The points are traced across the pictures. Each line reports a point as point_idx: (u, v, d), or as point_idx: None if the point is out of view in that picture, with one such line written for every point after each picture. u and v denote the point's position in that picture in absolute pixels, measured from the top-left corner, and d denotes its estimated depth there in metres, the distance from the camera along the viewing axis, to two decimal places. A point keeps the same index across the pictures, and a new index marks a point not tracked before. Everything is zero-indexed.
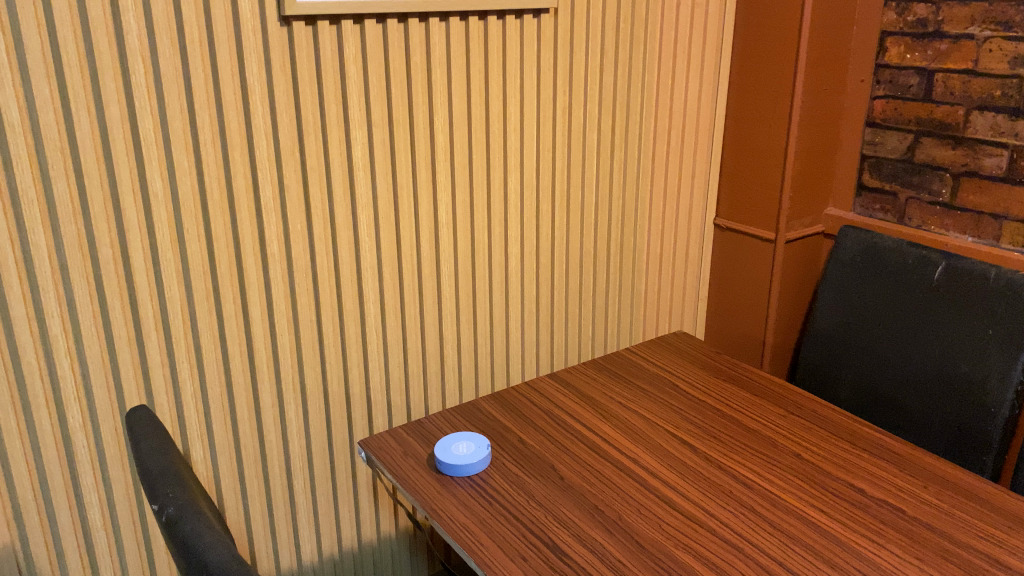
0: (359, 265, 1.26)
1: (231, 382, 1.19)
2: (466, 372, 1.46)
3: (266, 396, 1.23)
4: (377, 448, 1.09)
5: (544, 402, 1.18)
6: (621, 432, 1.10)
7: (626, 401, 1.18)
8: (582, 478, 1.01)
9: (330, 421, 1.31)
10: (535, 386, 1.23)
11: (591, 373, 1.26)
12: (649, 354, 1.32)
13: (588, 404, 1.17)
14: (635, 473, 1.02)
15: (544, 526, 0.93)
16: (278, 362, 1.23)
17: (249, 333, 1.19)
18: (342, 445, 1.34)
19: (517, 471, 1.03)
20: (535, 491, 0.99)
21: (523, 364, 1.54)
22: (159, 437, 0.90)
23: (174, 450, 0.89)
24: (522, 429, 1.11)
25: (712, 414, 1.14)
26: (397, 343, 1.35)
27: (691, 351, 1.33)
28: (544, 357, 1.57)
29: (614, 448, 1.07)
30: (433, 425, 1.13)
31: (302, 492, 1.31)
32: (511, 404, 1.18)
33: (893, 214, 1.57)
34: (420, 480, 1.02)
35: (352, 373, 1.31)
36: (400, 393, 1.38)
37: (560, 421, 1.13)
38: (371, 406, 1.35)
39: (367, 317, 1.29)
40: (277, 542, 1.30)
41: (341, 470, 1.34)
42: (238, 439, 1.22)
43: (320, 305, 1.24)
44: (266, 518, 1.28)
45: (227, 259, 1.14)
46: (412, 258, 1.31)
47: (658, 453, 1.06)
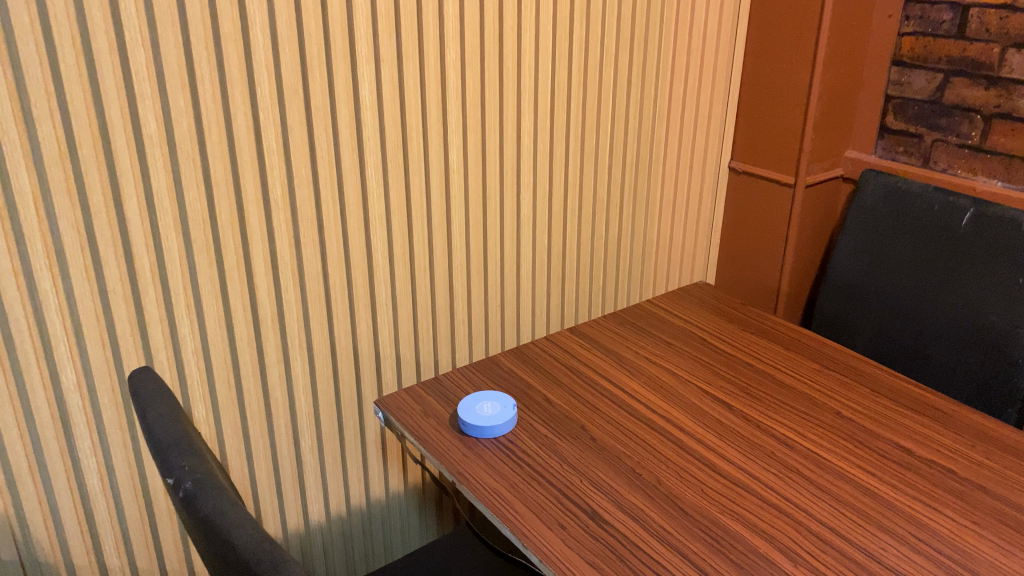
0: (368, 212, 1.18)
1: (234, 339, 1.12)
2: (476, 326, 1.39)
3: (271, 352, 1.16)
4: (395, 408, 1.02)
5: (568, 359, 1.12)
6: (653, 390, 1.04)
7: (653, 356, 1.12)
8: (616, 439, 0.95)
9: (337, 377, 1.25)
10: (555, 340, 1.17)
11: (613, 326, 1.20)
12: (671, 306, 1.27)
13: (613, 359, 1.11)
14: (672, 435, 0.96)
15: (580, 491, 0.88)
16: (283, 316, 1.15)
17: (253, 286, 1.11)
18: (350, 402, 1.27)
19: (547, 432, 0.97)
20: (568, 454, 0.93)
21: (534, 319, 1.49)
22: (166, 403, 0.83)
23: (184, 417, 0.82)
24: (547, 387, 1.05)
25: (745, 369, 1.09)
26: (407, 295, 1.28)
27: (716, 303, 1.28)
28: (554, 311, 1.51)
29: (647, 406, 1.01)
30: (453, 383, 1.07)
31: (309, 451, 1.25)
32: (531, 361, 1.12)
33: (917, 157, 1.51)
34: (444, 441, 0.96)
35: (361, 326, 1.24)
36: (409, 347, 1.32)
37: (586, 378, 1.07)
38: (380, 361, 1.28)
39: (376, 268, 1.22)
40: (284, 501, 1.25)
41: (349, 427, 1.28)
42: (242, 398, 1.15)
43: (326, 255, 1.16)
44: (272, 480, 1.22)
45: (229, 207, 1.05)
46: (422, 204, 1.23)
47: (694, 412, 1.00)
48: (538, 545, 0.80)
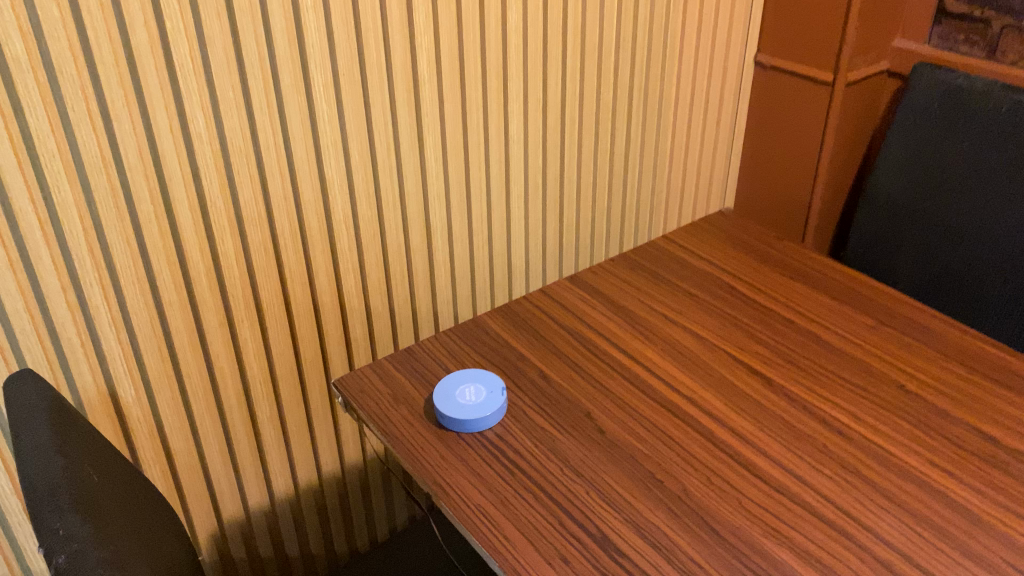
0: (317, 140, 0.96)
1: (161, 303, 0.91)
2: (460, 266, 1.19)
3: (210, 316, 0.96)
4: (357, 391, 0.83)
5: (568, 319, 0.92)
6: (673, 361, 0.85)
7: (672, 313, 0.92)
8: (630, 432, 0.77)
9: (295, 336, 1.05)
10: (552, 293, 0.97)
11: (621, 271, 1.00)
12: (692, 242, 1.06)
13: (623, 318, 0.92)
14: (698, 424, 0.78)
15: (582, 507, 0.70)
16: (221, 272, 0.95)
17: (178, 239, 0.90)
18: (312, 362, 1.08)
19: (542, 422, 0.78)
20: (570, 455, 0.75)
21: (529, 253, 1.28)
22: (49, 433, 0.62)
23: (74, 448, 0.63)
24: (543, 360, 0.86)
25: (785, 328, 0.89)
26: (374, 236, 1.06)
27: (744, 237, 1.07)
28: (551, 241, 1.30)
29: (666, 384, 0.82)
30: (428, 355, 0.88)
31: (267, 422, 1.07)
32: (523, 322, 0.92)
33: (981, 46, 1.27)
34: (418, 439, 0.77)
35: (319, 277, 1.03)
36: (380, 297, 1.11)
37: (590, 345, 0.88)
38: (347, 315, 1.08)
39: (333, 207, 1.00)
40: (242, 479, 1.08)
41: (313, 390, 1.10)
42: (180, 371, 0.96)
43: (269, 194, 0.95)
44: (226, 459, 1.05)
45: (137, 144, 0.82)
46: (385, 126, 1.00)
47: (724, 391, 0.81)
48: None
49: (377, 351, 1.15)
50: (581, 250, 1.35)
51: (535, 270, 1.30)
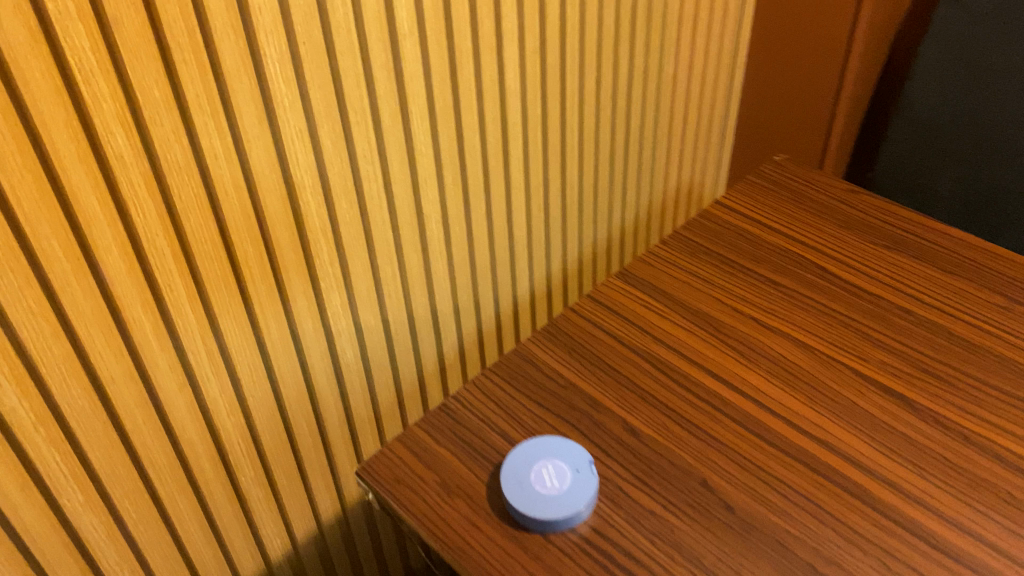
0: (277, 134, 0.70)
1: (102, 382, 0.68)
2: (459, 257, 0.96)
3: (167, 381, 0.72)
4: (393, 484, 0.63)
5: (635, 337, 0.73)
6: (788, 389, 0.68)
7: (764, 315, 0.74)
8: (766, 505, 0.60)
9: (275, 379, 0.83)
10: (601, 298, 0.77)
11: (679, 259, 0.80)
12: (753, 207, 0.86)
13: (708, 329, 0.73)
14: (845, 483, 0.61)
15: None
16: (174, 327, 0.71)
17: (111, 297, 0.66)
18: (298, 403, 0.87)
19: (650, 503, 0.60)
20: (701, 552, 0.57)
21: (536, 226, 1.06)
22: None
23: None
24: (623, 406, 0.67)
25: (904, 324, 0.73)
26: (360, 242, 0.83)
27: (812, 192, 0.88)
28: (558, 208, 1.08)
29: (788, 424, 0.65)
30: (472, 415, 0.68)
31: (253, 484, 0.86)
32: (580, 347, 0.72)
33: None
34: (495, 551, 0.58)
35: (297, 305, 0.80)
36: (372, 312, 0.89)
37: (675, 372, 0.69)
38: (334, 341, 0.86)
39: (305, 216, 0.76)
40: (230, 552, 0.88)
41: (302, 432, 0.89)
42: (139, 457, 0.74)
43: (222, 217, 0.70)
44: (210, 538, 0.85)
45: (34, 185, 0.58)
46: (361, 102, 0.75)
47: (864, 428, 0.65)
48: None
49: (372, 372, 0.93)
50: (588, 211, 1.13)
51: (541, 246, 1.08)
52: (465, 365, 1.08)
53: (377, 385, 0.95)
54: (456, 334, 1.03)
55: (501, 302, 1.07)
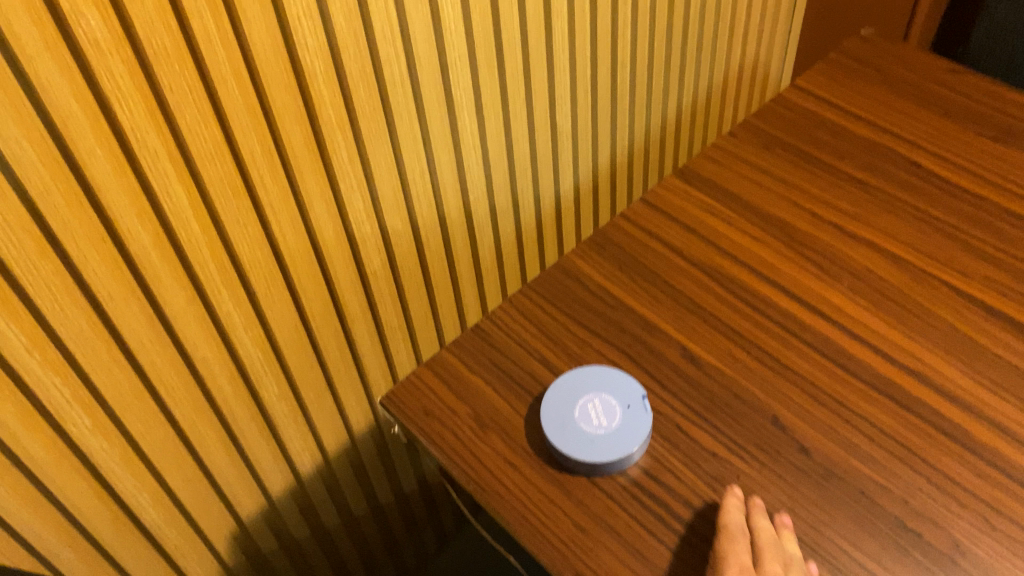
0: (282, 18, 0.61)
1: (100, 303, 0.61)
2: (518, 155, 0.90)
3: (174, 299, 0.66)
4: (422, 417, 0.61)
5: (699, 249, 0.69)
6: (865, 301, 0.64)
7: (842, 219, 0.70)
8: (844, 447, 0.56)
9: (295, 292, 0.76)
10: (659, 204, 0.73)
11: (752, 156, 0.76)
12: (823, 100, 0.81)
13: (778, 236, 0.69)
14: (926, 421, 0.57)
15: (769, 543, 0.51)
16: (177, 240, 0.64)
17: (102, 210, 0.58)
18: (324, 318, 0.80)
19: (712, 447, 0.57)
20: (770, 503, 0.54)
21: (593, 117, 0.97)
22: None
23: None
24: (682, 329, 0.64)
25: (992, 223, 0.68)
26: (382, 139, 0.74)
27: (907, 75, 0.82)
28: (619, 98, 0.99)
29: (860, 341, 0.61)
30: (513, 338, 0.65)
31: (277, 401, 0.81)
32: (635, 262, 0.69)
33: None
34: (536, 494, 0.56)
35: (315, 212, 0.72)
36: (400, 216, 0.81)
37: (740, 288, 0.66)
38: (359, 249, 0.79)
39: (321, 113, 0.67)
40: (258, 470, 0.84)
41: (330, 348, 0.83)
42: (150, 379, 0.68)
43: (224, 115, 0.61)
44: (234, 455, 0.80)
45: None
46: None
47: (947, 341, 0.61)
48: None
49: (402, 281, 0.86)
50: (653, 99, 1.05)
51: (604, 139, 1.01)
52: (523, 266, 1.04)
53: (435, 293, 0.92)
54: (514, 236, 0.98)
55: (561, 201, 1.01)
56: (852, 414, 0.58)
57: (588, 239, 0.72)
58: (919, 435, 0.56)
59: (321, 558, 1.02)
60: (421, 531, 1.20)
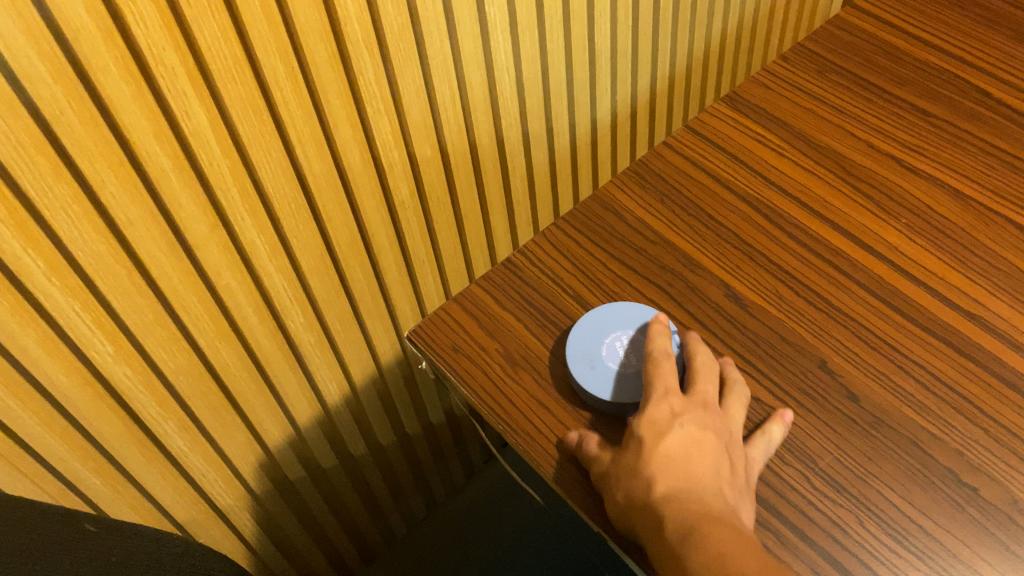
0: None
1: (118, 227, 0.59)
2: (554, 79, 0.86)
3: (196, 225, 0.64)
4: (451, 354, 0.59)
5: (745, 181, 0.65)
6: (924, 242, 0.60)
7: (900, 150, 0.66)
8: (895, 394, 0.53)
9: (320, 219, 0.73)
10: (703, 133, 0.69)
11: (807, 83, 0.71)
12: (888, 22, 0.75)
13: (831, 168, 0.65)
14: (984, 371, 0.53)
15: (701, 366, 0.54)
16: (198, 163, 0.61)
17: (118, 130, 0.56)
18: (351, 247, 0.78)
19: (755, 389, 0.55)
20: (815, 451, 0.52)
21: (634, 39, 0.92)
22: None
23: None
24: (725, 266, 0.61)
25: None
26: (412, 59, 0.70)
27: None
28: (663, 18, 0.93)
29: (915, 282, 0.58)
30: (547, 273, 0.62)
31: (303, 330, 0.80)
32: (678, 194, 0.65)
33: None
34: (567, 437, 0.54)
35: (341, 135, 0.69)
36: (429, 141, 0.77)
37: (790, 224, 0.62)
38: (386, 175, 0.76)
39: (349, 30, 0.63)
40: (284, 398, 0.83)
41: (357, 278, 0.81)
42: (172, 306, 0.66)
43: (245, 30, 0.58)
44: (259, 383, 0.79)
45: None
46: None
47: (1012, 286, 0.57)
48: (709, 504, 0.46)
49: (432, 210, 0.83)
50: (698, 21, 0.99)
51: (645, 63, 0.96)
52: (556, 196, 1.00)
53: (467, 224, 0.89)
54: (548, 164, 0.94)
55: (598, 129, 0.97)
56: (904, 359, 0.55)
57: (628, 170, 0.68)
58: (975, 383, 0.53)
59: (348, 486, 1.02)
60: (449, 461, 1.20)
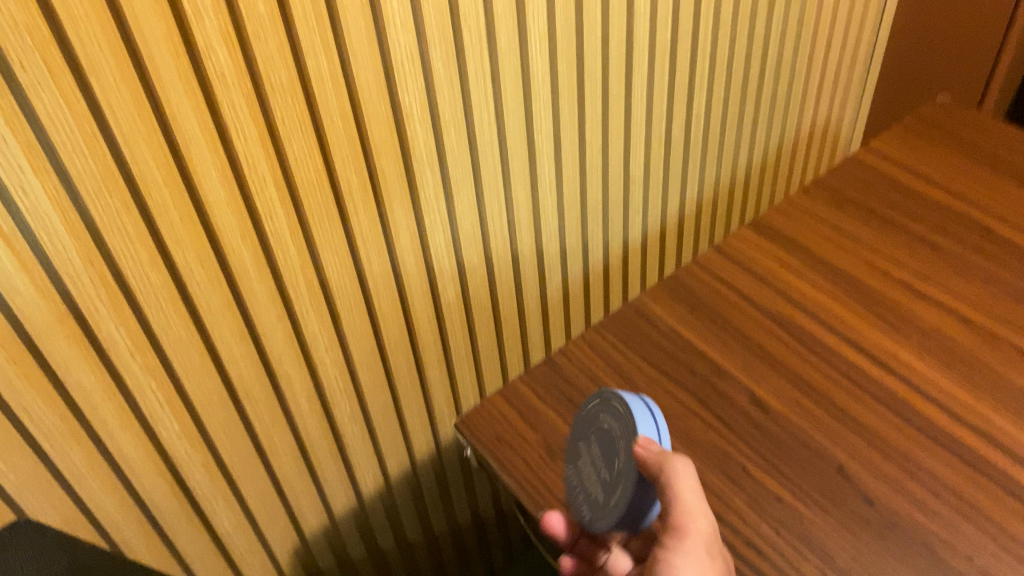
0: (386, 58, 0.65)
1: (199, 313, 0.65)
2: (593, 200, 0.93)
3: (265, 314, 0.70)
4: (493, 442, 0.64)
5: (768, 299, 0.71)
6: (937, 361, 0.65)
7: (911, 278, 0.71)
8: (908, 499, 0.57)
9: (374, 316, 0.79)
10: (730, 253, 0.75)
11: (826, 213, 0.78)
12: (901, 161, 0.83)
13: (849, 291, 0.71)
14: (992, 481, 0.57)
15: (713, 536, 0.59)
16: (273, 259, 0.68)
17: (210, 227, 0.63)
18: (398, 344, 0.84)
19: (776, 489, 0.59)
20: (833, 548, 0.55)
21: (665, 168, 1.00)
22: None
23: None
24: (749, 374, 0.66)
25: None
26: (468, 176, 0.78)
27: (983, 143, 0.84)
28: (692, 149, 1.02)
29: (926, 396, 0.63)
30: (584, 372, 0.68)
31: (348, 420, 0.84)
32: (707, 307, 0.71)
33: None
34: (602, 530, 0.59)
35: (400, 240, 0.76)
36: (476, 250, 0.84)
37: (810, 339, 0.68)
38: (436, 278, 0.82)
39: (415, 148, 0.71)
40: (323, 485, 0.87)
41: (401, 374, 0.86)
42: (235, 389, 0.72)
43: (327, 145, 0.65)
44: (302, 469, 0.84)
45: (131, 100, 0.54)
46: (476, 21, 0.69)
47: (1017, 404, 0.61)
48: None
49: (474, 313, 0.89)
50: (725, 154, 1.08)
51: (675, 190, 1.04)
52: (588, 308, 1.06)
53: (505, 329, 0.95)
54: (582, 277, 1.01)
55: (630, 247, 1.04)
56: (916, 467, 0.59)
57: (661, 283, 0.74)
58: (983, 493, 0.57)
59: None
60: (470, 564, 1.22)
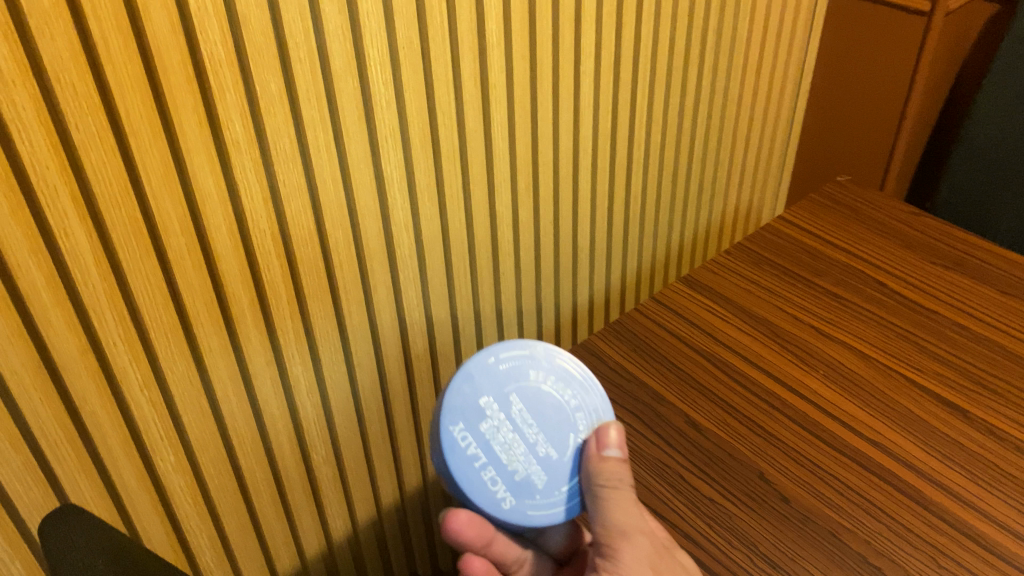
0: (373, 134, 0.76)
1: (201, 353, 0.73)
2: (545, 265, 1.04)
3: (256, 357, 0.78)
4: None
5: (698, 339, 0.82)
6: (840, 388, 0.76)
7: (819, 322, 0.83)
8: (818, 498, 0.67)
9: (351, 364, 0.88)
10: (667, 303, 0.87)
11: (746, 270, 0.90)
12: (808, 228, 0.96)
13: (766, 332, 0.82)
14: (887, 481, 0.68)
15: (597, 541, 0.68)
16: (267, 306, 0.76)
17: (216, 274, 0.72)
18: (371, 392, 0.92)
19: (707, 491, 0.68)
20: (756, 537, 0.65)
21: (608, 239, 1.13)
22: None
23: None
24: (683, 400, 0.76)
25: (948, 332, 0.82)
26: (438, 239, 0.88)
27: (875, 214, 0.98)
28: (632, 223, 1.15)
29: (833, 417, 0.73)
30: None
31: (323, 463, 0.91)
32: (646, 346, 0.82)
33: None
34: None
35: (378, 294, 0.85)
36: (443, 306, 0.94)
37: (734, 371, 0.78)
38: (407, 331, 0.91)
39: (394, 212, 0.81)
40: (297, 526, 0.93)
41: (372, 420, 0.94)
42: (226, 426, 0.79)
43: (320, 206, 0.75)
44: (279, 509, 0.90)
45: (162, 162, 0.63)
46: (449, 105, 0.80)
47: (907, 420, 0.73)
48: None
49: (439, 365, 0.98)
50: (659, 228, 1.21)
51: (617, 259, 1.16)
52: None
53: None
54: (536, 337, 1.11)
55: (578, 310, 1.15)
56: (825, 472, 0.69)
57: (607, 327, 0.85)
58: (880, 491, 0.67)
59: None
60: None
